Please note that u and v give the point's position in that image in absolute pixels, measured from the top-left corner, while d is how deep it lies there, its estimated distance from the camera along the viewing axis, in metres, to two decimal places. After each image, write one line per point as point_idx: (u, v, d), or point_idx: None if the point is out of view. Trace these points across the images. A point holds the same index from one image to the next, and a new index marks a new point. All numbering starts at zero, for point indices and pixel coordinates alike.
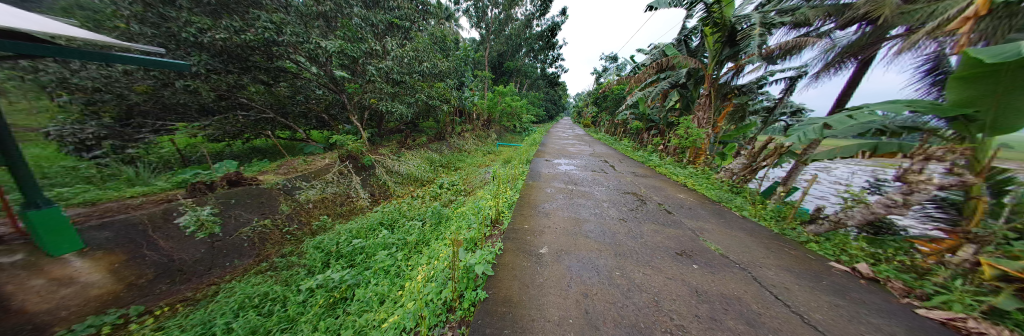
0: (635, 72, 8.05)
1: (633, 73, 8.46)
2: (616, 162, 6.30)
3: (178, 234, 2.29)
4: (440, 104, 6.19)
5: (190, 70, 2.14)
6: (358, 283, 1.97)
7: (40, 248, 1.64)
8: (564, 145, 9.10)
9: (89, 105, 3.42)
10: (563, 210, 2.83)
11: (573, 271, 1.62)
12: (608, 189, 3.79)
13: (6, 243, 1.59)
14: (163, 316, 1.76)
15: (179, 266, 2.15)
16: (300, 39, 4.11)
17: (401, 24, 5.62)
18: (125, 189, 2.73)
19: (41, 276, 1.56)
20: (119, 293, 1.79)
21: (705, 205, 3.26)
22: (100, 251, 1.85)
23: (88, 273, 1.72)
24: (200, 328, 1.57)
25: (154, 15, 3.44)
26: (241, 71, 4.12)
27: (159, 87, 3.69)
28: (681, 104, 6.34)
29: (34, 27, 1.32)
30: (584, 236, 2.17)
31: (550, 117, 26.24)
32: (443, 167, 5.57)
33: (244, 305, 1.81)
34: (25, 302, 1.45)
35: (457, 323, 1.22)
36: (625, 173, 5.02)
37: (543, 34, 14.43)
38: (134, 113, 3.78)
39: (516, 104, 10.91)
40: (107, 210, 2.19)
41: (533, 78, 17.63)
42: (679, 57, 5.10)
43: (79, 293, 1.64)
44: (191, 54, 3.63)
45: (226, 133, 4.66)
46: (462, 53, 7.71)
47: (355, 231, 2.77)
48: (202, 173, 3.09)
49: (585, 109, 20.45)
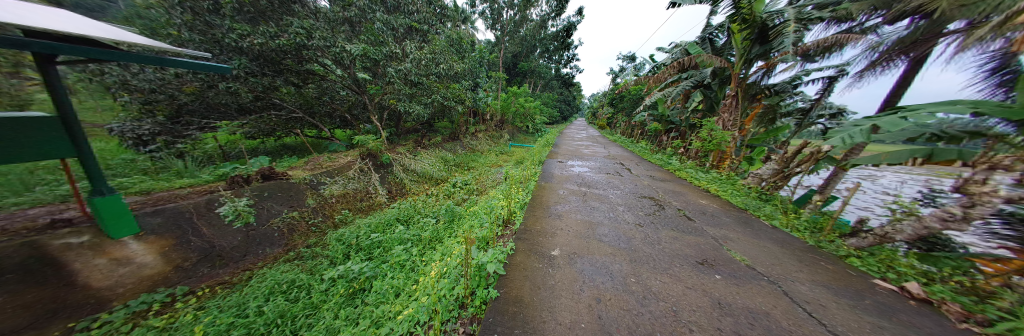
0: (656, 71, 7.75)
1: (652, 73, 8.17)
2: (630, 164, 6.17)
3: (219, 222, 2.52)
4: (455, 104, 6.30)
5: (229, 73, 2.29)
6: (375, 275, 2.06)
7: (103, 231, 1.91)
8: (577, 147, 8.96)
9: (146, 105, 3.90)
10: (576, 213, 2.79)
11: (584, 274, 1.60)
12: (622, 192, 3.70)
13: (75, 225, 1.89)
14: (203, 297, 1.94)
15: (218, 252, 2.35)
16: (328, 44, 4.29)
17: (420, 28, 5.81)
18: (174, 181, 3.03)
19: (103, 257, 1.82)
20: (168, 274, 2.02)
21: (729, 212, 3.08)
22: (153, 236, 2.11)
23: (142, 255, 1.97)
24: (236, 309, 1.73)
25: (200, 23, 3.95)
26: (275, 74, 4.41)
27: (205, 89, 4.07)
28: (703, 105, 6.04)
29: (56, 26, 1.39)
30: (598, 240, 2.13)
31: (563, 118, 25.94)
32: (457, 166, 5.66)
33: (274, 290, 1.96)
34: (90, 279, 1.70)
35: (469, 319, 1.27)
36: (641, 176, 4.87)
37: (559, 35, 14.32)
38: (183, 112, 4.23)
39: (529, 105, 10.88)
40: (160, 199, 2.48)
41: (547, 79, 17.51)
42: (703, 56, 4.89)
43: (135, 272, 1.90)
44: (232, 58, 3.99)
45: (260, 130, 5.09)
46: (477, 55, 7.83)
47: (374, 226, 2.89)
48: (240, 168, 3.35)
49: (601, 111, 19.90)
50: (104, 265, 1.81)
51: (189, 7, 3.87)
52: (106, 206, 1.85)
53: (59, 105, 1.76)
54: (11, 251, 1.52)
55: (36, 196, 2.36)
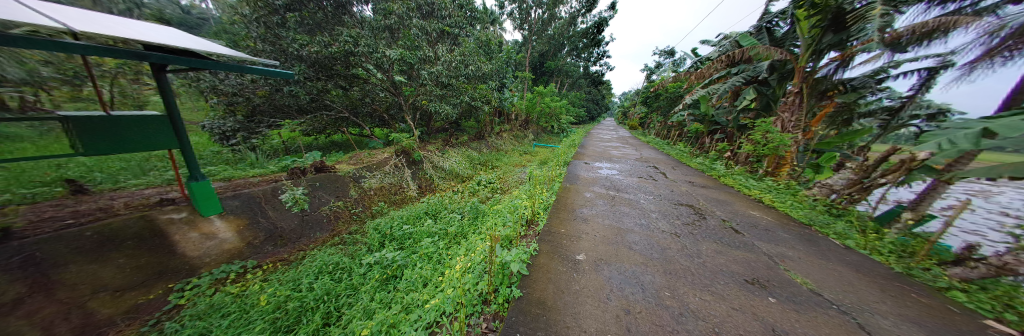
0: (700, 65, 7.04)
1: (695, 69, 7.46)
2: (664, 167, 5.74)
3: (281, 207, 2.95)
4: (482, 105, 6.47)
5: (291, 78, 2.59)
6: (406, 264, 2.21)
7: (196, 210, 2.38)
8: (606, 148, 8.58)
9: (229, 106, 4.75)
10: (602, 217, 2.68)
11: (612, 282, 1.52)
12: (655, 198, 3.46)
13: (177, 204, 2.38)
14: (267, 271, 2.31)
15: (279, 233, 2.77)
16: (370, 50, 4.62)
17: (452, 31, 6.06)
18: (248, 170, 3.61)
19: (195, 231, 2.29)
20: (241, 249, 2.47)
21: (787, 227, 2.68)
22: (232, 215, 2.57)
23: (224, 231, 2.44)
24: (293, 284, 2.01)
25: (270, 35, 4.65)
26: (327, 78, 4.95)
27: (273, 92, 4.79)
28: (756, 104, 5.33)
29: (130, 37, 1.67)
30: (628, 247, 2.01)
31: (590, 118, 24.96)
32: (482, 165, 5.81)
33: (322, 270, 2.22)
34: (186, 248, 2.18)
35: (492, 316, 1.31)
36: (677, 181, 4.50)
37: (589, 31, 13.86)
38: (257, 112, 5.06)
39: (555, 105, 10.70)
40: (239, 185, 2.98)
41: (574, 77, 17.04)
42: (759, 47, 4.40)
43: (218, 245, 2.36)
44: (293, 65, 4.63)
45: (314, 128, 5.65)
46: (504, 56, 7.94)
47: (406, 218, 3.11)
48: (297, 161, 3.83)
49: (634, 111, 18.66)
50: (197, 238, 2.27)
51: (263, 22, 4.64)
52: (199, 188, 2.31)
53: (166, 108, 2.23)
54: (132, 223, 2.02)
55: (155, 179, 2.98)
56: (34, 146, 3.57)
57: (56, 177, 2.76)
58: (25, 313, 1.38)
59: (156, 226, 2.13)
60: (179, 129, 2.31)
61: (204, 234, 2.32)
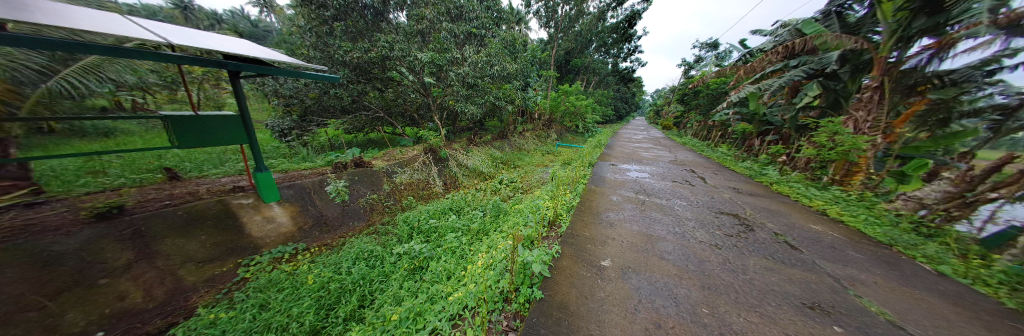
0: (752, 56, 6.24)
1: (743, 62, 6.67)
2: (702, 171, 5.24)
3: (327, 197, 3.30)
4: (505, 104, 6.54)
5: (335, 82, 2.84)
6: (431, 257, 2.32)
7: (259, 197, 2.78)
8: (635, 149, 8.08)
9: (287, 106, 5.62)
10: (630, 222, 2.53)
11: (640, 292, 1.44)
12: (691, 205, 3.18)
13: (245, 191, 2.80)
14: (314, 253, 2.62)
15: (324, 220, 3.11)
16: (404, 54, 4.90)
17: (478, 33, 6.22)
18: (300, 163, 4.10)
19: (259, 215, 2.69)
20: (294, 233, 2.83)
21: (859, 246, 2.26)
22: (287, 203, 2.96)
23: (281, 216, 2.84)
24: (336, 267, 2.24)
25: (321, 44, 5.24)
26: (366, 81, 5.40)
27: (322, 94, 5.37)
28: (820, 101, 4.60)
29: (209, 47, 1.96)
30: (659, 256, 1.88)
31: (618, 118, 23.67)
32: (504, 164, 5.87)
33: (358, 256, 2.43)
34: (251, 229, 2.58)
35: (513, 314, 1.32)
36: (718, 187, 4.08)
37: (619, 25, 13.18)
38: (309, 113, 5.70)
39: (581, 103, 10.37)
40: (294, 177, 3.41)
41: (602, 75, 16.33)
42: (825, 35, 3.87)
43: (276, 229, 2.74)
44: (338, 70, 5.14)
45: (354, 128, 6.10)
46: (529, 55, 7.94)
47: (432, 212, 3.27)
48: (340, 156, 4.23)
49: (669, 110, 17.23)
50: (260, 220, 2.68)
51: (315, 32, 5.26)
52: (262, 179, 2.69)
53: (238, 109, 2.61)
54: (211, 205, 2.46)
55: (230, 169, 3.53)
56: (143, 140, 4.45)
57: (157, 167, 3.40)
58: (134, 277, 1.85)
59: (230, 209, 2.55)
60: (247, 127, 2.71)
61: (266, 217, 2.73)
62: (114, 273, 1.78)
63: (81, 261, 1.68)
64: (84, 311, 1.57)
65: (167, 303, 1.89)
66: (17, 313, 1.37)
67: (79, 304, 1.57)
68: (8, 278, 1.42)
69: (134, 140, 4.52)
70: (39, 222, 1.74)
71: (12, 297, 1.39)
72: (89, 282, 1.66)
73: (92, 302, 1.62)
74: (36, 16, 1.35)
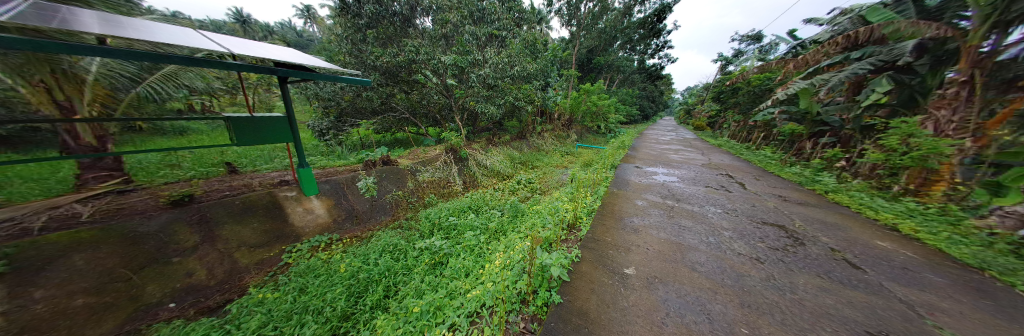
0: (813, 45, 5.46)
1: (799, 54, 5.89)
2: (740, 176, 4.77)
3: (357, 192, 3.53)
4: (525, 104, 6.55)
5: (367, 85, 3.00)
6: (451, 253, 2.39)
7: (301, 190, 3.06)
8: (662, 151, 7.61)
9: (326, 108, 6.16)
10: (655, 229, 2.39)
11: (668, 305, 1.34)
12: (727, 213, 2.91)
13: (290, 184, 3.10)
14: (346, 244, 2.84)
15: (355, 214, 3.36)
16: (428, 57, 5.11)
17: (500, 34, 6.30)
18: (336, 161, 4.46)
19: (301, 206, 2.98)
20: (330, 224, 3.10)
21: (944, 268, 1.88)
22: (324, 197, 3.23)
23: (319, 208, 3.11)
24: (364, 258, 2.40)
25: (355, 51, 5.66)
26: (394, 84, 5.73)
27: (355, 96, 5.80)
28: (891, 97, 3.96)
29: (258, 55, 2.17)
30: (689, 268, 1.74)
31: (644, 117, 22.44)
32: (522, 164, 5.87)
33: (384, 249, 2.58)
34: (294, 219, 2.87)
35: (531, 317, 1.31)
36: (760, 194, 3.68)
37: (648, 20, 12.49)
38: (345, 114, 6.21)
39: (603, 103, 10.02)
40: (331, 173, 3.71)
41: (626, 72, 15.62)
42: (897, 21, 3.35)
43: (315, 220, 3.01)
44: (370, 74, 5.52)
45: (383, 128, 6.50)
46: (550, 54, 7.87)
47: (452, 210, 3.37)
48: (370, 154, 4.52)
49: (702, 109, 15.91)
50: (301, 211, 2.97)
51: (351, 40, 5.70)
52: (304, 174, 2.96)
53: (286, 111, 2.90)
54: (262, 196, 2.75)
55: (278, 165, 3.95)
56: (210, 138, 5.18)
57: (220, 161, 3.92)
58: (199, 256, 2.19)
59: (277, 200, 2.84)
60: (294, 127, 3.01)
61: (306, 209, 3.01)
62: (184, 253, 2.14)
63: (158, 241, 2.05)
64: (159, 285, 1.95)
65: (225, 281, 2.24)
66: (109, 283, 1.74)
67: (156, 278, 1.95)
68: (105, 253, 1.79)
69: (203, 137, 5.26)
70: (137, 208, 2.18)
71: (107, 270, 1.76)
72: (165, 259, 2.04)
73: (166, 277, 1.99)
74: (124, 33, 1.61)
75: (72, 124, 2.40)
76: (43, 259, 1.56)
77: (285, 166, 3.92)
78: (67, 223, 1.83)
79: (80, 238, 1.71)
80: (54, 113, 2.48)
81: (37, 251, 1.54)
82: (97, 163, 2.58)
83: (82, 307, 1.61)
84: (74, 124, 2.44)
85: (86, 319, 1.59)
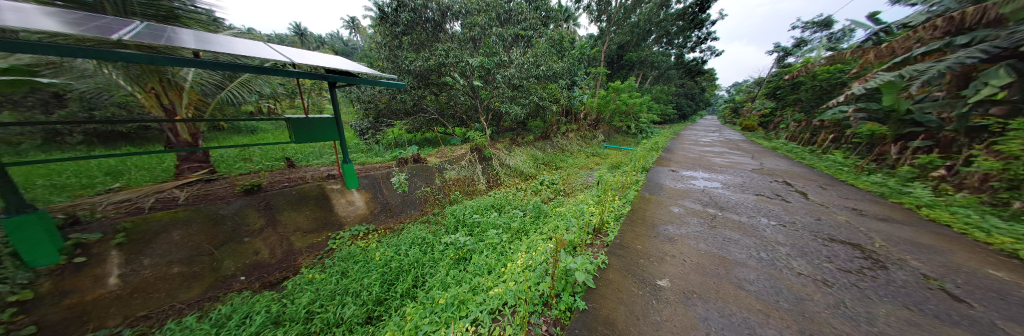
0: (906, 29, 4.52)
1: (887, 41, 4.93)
2: (801, 184, 4.13)
3: (391, 187, 3.80)
4: (550, 104, 6.48)
5: (401, 88, 3.15)
6: (474, 250, 2.45)
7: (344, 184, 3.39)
8: (701, 153, 6.92)
9: (366, 110, 6.76)
10: (692, 239, 2.19)
11: (708, 324, 1.21)
12: (783, 226, 2.54)
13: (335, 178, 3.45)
14: (381, 235, 3.08)
15: (389, 207, 3.63)
16: (456, 60, 5.31)
17: (526, 34, 6.31)
18: (373, 158, 4.86)
19: (344, 198, 3.31)
20: (368, 216, 3.39)
21: None
22: (364, 191, 3.53)
23: (359, 201, 3.42)
24: (396, 248, 2.59)
25: (392, 56, 6.12)
26: (425, 86, 6.07)
27: (390, 99, 6.27)
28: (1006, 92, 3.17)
29: (309, 63, 2.42)
30: (734, 284, 1.56)
31: (681, 117, 20.60)
32: (545, 165, 5.80)
33: (414, 242, 2.74)
34: (338, 209, 3.20)
35: (554, 320, 1.29)
36: (826, 206, 3.15)
37: (688, 11, 11.45)
38: (382, 115, 6.76)
39: (633, 101, 9.45)
40: (369, 169, 4.06)
41: (661, 68, 14.51)
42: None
43: (355, 211, 3.32)
44: (404, 77, 5.92)
45: (414, 127, 6.91)
46: (577, 52, 7.69)
47: (476, 208, 3.46)
48: (403, 152, 4.82)
49: (754, 107, 14.05)
50: (344, 203, 3.29)
51: (388, 46, 6.17)
52: (347, 169, 3.28)
53: (334, 113, 3.22)
54: (313, 188, 3.13)
55: (326, 161, 4.44)
56: (273, 137, 6.02)
57: (281, 156, 4.53)
58: (264, 238, 2.58)
59: (325, 192, 3.18)
60: (340, 128, 3.33)
61: (348, 200, 3.34)
62: (253, 234, 2.53)
63: (235, 223, 2.46)
64: (234, 260, 2.35)
65: (283, 260, 2.59)
66: (197, 255, 2.19)
67: (232, 254, 2.36)
68: (195, 231, 2.25)
69: (268, 135, 6.13)
70: (219, 194, 2.63)
71: (196, 245, 2.21)
72: (239, 239, 2.44)
73: (240, 253, 2.40)
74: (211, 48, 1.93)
75: (173, 123, 2.97)
76: (150, 233, 2.04)
77: (331, 162, 4.39)
78: (168, 204, 2.32)
79: (175, 217, 2.20)
80: (160, 115, 3.09)
81: (145, 228, 2.03)
82: (191, 156, 3.15)
83: (177, 274, 2.06)
84: (174, 124, 3.00)
85: (180, 284, 2.04)
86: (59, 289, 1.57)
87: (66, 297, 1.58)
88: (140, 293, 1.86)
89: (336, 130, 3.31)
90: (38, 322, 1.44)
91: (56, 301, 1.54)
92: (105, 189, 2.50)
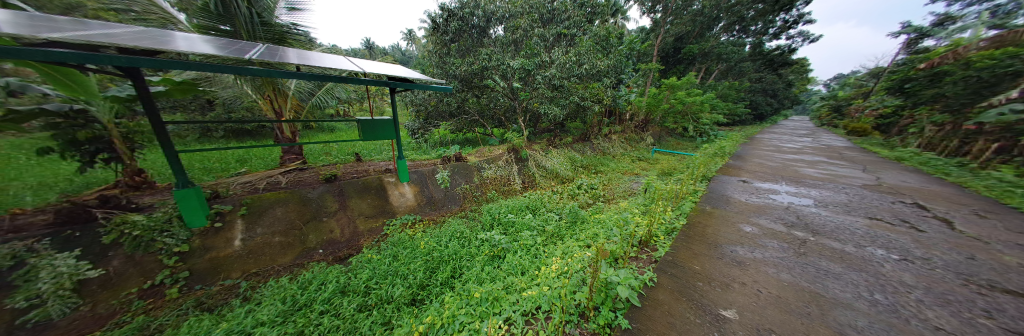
0: None
1: None
2: (945, 208, 3.02)
3: (435, 183, 4.13)
4: (591, 104, 6.19)
5: (447, 91, 3.35)
6: (508, 249, 2.49)
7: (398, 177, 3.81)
8: (782, 162, 5.68)
9: (417, 111, 7.50)
10: (770, 266, 1.81)
11: None
12: (912, 262, 1.90)
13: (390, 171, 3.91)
14: (425, 226, 3.38)
15: (432, 201, 3.95)
16: (498, 63, 5.44)
17: (569, 32, 6.16)
18: (420, 155, 5.36)
19: (397, 190, 3.72)
20: (415, 208, 3.75)
21: None
22: (413, 184, 3.92)
23: (409, 193, 3.81)
24: (436, 239, 2.80)
25: (441, 62, 6.67)
26: (469, 89, 6.41)
27: (437, 101, 6.82)
28: None
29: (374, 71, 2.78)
30: (831, 328, 1.23)
31: (755, 118, 17.21)
32: (584, 168, 5.55)
33: (453, 235, 2.92)
34: (392, 199, 3.61)
35: (591, 333, 1.22)
36: (991, 241, 2.24)
37: None
38: (431, 116, 7.40)
39: (692, 100, 8.31)
40: (418, 165, 4.49)
41: (730, 61, 12.42)
42: None
43: (405, 202, 3.71)
44: (450, 81, 6.38)
45: (456, 128, 7.38)
46: (625, 48, 7.15)
47: (511, 208, 3.50)
48: (446, 151, 5.18)
49: (869, 105, 10.87)
50: (397, 194, 3.70)
51: (438, 53, 6.73)
52: (400, 164, 3.67)
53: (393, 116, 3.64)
54: (374, 179, 3.60)
55: (383, 156, 5.08)
56: (345, 135, 7.18)
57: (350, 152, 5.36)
58: (337, 219, 3.08)
59: (382, 183, 3.64)
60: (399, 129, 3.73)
61: (401, 193, 3.74)
62: (329, 215, 3.05)
63: (317, 205, 3.00)
64: (316, 235, 2.87)
65: (350, 239, 3.05)
66: (292, 229, 2.75)
67: (314, 230, 2.88)
68: (291, 209, 2.83)
69: (342, 133, 7.34)
70: (307, 181, 3.26)
71: (291, 220, 2.78)
72: (319, 218, 2.97)
73: (320, 230, 2.92)
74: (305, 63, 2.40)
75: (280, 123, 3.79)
76: (263, 208, 2.66)
77: (387, 157, 4.99)
78: (274, 186, 2.97)
79: (278, 197, 2.80)
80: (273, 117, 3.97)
81: (259, 204, 2.66)
82: (290, 150, 3.99)
83: (278, 242, 2.62)
84: (281, 124, 3.84)
85: (279, 250, 2.59)
86: (204, 245, 2.23)
87: (208, 251, 2.24)
88: (253, 254, 2.45)
89: (395, 130, 3.73)
90: (190, 269, 2.12)
91: (203, 254, 2.21)
92: (235, 172, 3.35)
